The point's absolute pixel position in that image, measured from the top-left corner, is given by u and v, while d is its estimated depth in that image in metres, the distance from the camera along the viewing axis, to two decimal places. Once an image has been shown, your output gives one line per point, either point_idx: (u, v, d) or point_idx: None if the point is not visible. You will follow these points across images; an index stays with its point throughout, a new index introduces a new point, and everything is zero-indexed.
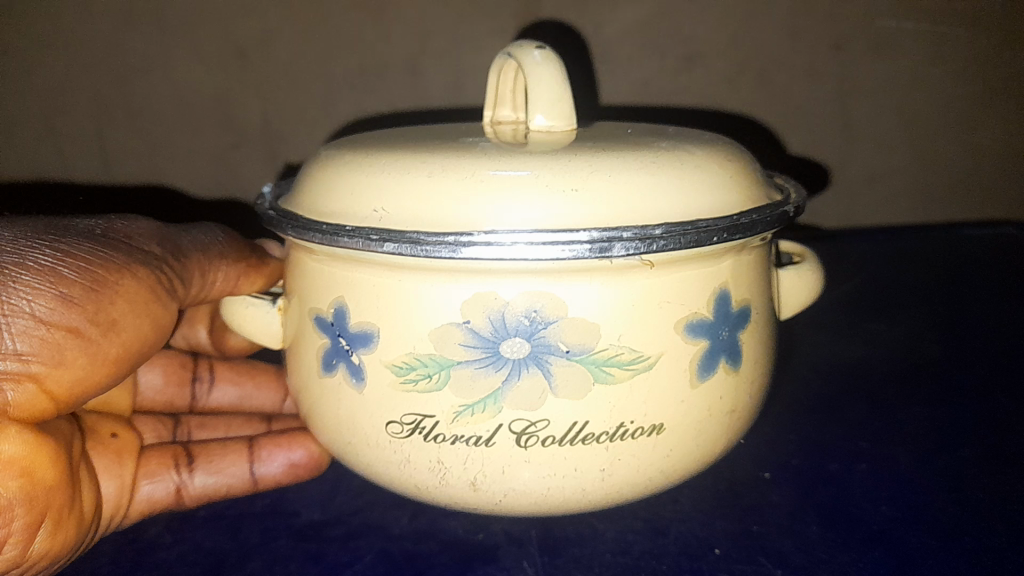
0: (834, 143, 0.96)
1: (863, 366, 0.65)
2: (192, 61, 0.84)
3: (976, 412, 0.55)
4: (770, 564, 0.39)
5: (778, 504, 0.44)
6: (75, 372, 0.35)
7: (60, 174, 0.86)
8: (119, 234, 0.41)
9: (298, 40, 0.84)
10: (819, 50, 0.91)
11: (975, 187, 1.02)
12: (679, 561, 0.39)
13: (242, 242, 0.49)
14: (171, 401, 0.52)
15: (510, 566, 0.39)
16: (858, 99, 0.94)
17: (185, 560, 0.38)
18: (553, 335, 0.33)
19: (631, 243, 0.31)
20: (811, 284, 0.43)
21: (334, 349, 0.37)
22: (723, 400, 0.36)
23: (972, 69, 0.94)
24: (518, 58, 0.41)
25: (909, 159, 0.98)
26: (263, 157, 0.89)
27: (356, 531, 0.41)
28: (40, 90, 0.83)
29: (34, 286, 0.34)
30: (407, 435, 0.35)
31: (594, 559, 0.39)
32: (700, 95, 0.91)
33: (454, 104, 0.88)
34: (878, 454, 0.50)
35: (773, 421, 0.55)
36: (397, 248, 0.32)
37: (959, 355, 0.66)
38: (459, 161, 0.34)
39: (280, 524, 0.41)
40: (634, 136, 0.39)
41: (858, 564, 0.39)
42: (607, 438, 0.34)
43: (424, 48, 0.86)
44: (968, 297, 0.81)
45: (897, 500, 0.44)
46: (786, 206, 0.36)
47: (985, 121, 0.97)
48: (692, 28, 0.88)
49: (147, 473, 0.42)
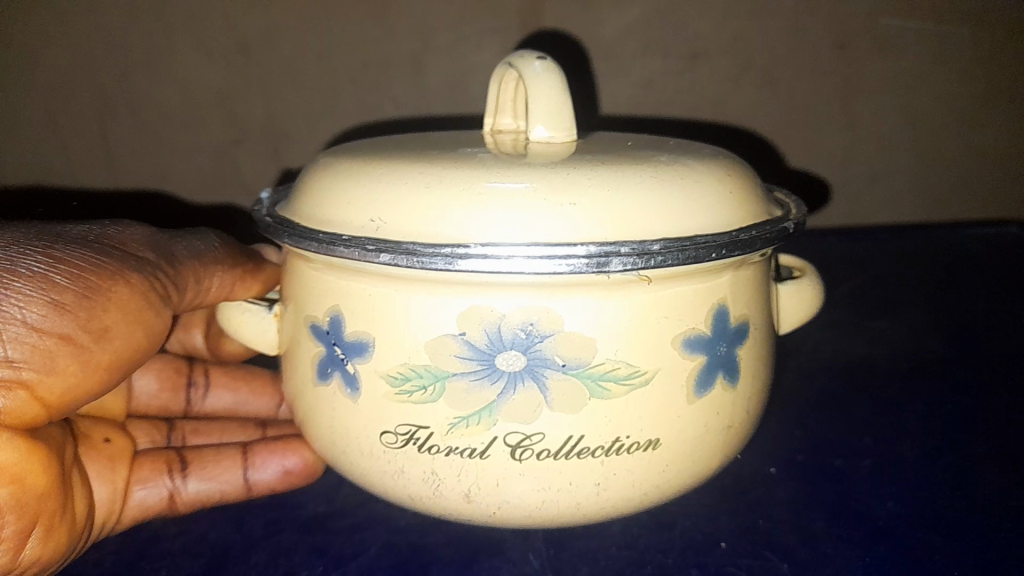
0: (841, 143, 0.96)
1: (868, 364, 0.65)
2: (195, 53, 0.83)
3: (981, 409, 0.55)
4: (776, 559, 0.39)
5: (783, 500, 0.44)
6: (68, 380, 0.36)
7: (66, 171, 0.86)
8: (113, 240, 0.41)
9: (301, 31, 0.84)
10: (822, 50, 0.90)
11: (985, 184, 1.01)
12: (686, 554, 0.39)
13: (237, 250, 0.49)
14: (165, 406, 0.52)
15: (516, 558, 0.39)
16: (866, 98, 0.93)
17: (189, 549, 0.39)
18: (548, 350, 0.33)
19: (629, 258, 0.31)
20: (810, 300, 0.43)
21: (329, 358, 0.37)
22: (719, 416, 0.36)
23: (980, 66, 0.93)
24: (519, 68, 0.41)
25: (916, 157, 0.98)
26: (267, 149, 0.89)
27: (361, 523, 0.42)
28: (41, 88, 0.83)
29: (26, 293, 0.34)
30: (402, 446, 0.35)
31: (599, 552, 0.40)
32: (707, 94, 0.91)
33: (460, 96, 0.88)
34: (882, 451, 0.50)
35: (778, 419, 0.55)
36: (393, 258, 0.32)
37: (964, 354, 0.66)
38: (457, 173, 0.34)
39: (285, 516, 0.42)
40: (634, 149, 0.38)
41: (862, 560, 0.39)
42: (602, 453, 0.34)
43: (429, 39, 0.85)
44: (978, 295, 0.81)
45: (903, 496, 0.44)
46: (786, 222, 0.36)
47: (993, 119, 0.96)
48: (694, 28, 0.87)
49: (139, 478, 0.42)
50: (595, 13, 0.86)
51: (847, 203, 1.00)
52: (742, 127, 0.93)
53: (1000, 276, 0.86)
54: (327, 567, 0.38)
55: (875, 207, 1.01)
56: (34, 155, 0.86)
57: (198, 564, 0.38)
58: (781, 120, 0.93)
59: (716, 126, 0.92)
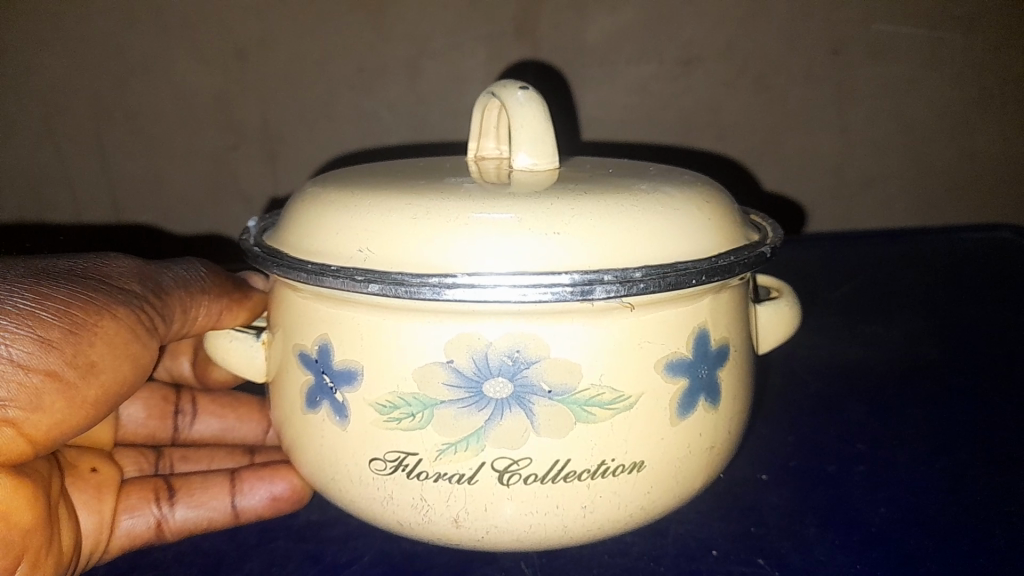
0: (827, 151, 0.98)
1: (860, 368, 0.67)
2: (187, 66, 0.84)
3: (972, 413, 0.57)
4: (769, 565, 0.40)
5: (776, 505, 0.45)
6: (53, 416, 0.36)
7: (58, 175, 0.87)
8: (100, 274, 0.41)
9: (294, 41, 0.85)
10: (817, 53, 0.92)
11: (969, 191, 1.03)
12: (678, 561, 0.40)
13: (224, 278, 0.49)
14: (153, 433, 0.52)
15: (509, 566, 0.40)
16: (854, 105, 0.96)
17: (184, 560, 0.41)
18: (535, 376, 0.33)
19: (612, 285, 0.32)
20: (788, 319, 0.44)
21: (318, 386, 0.37)
22: (702, 436, 0.37)
23: (968, 73, 0.96)
24: (501, 97, 0.42)
25: (904, 163, 1.00)
26: (261, 161, 0.89)
27: (354, 532, 0.43)
28: (36, 93, 0.83)
29: (12, 330, 0.35)
30: (391, 472, 0.35)
31: (592, 559, 0.41)
32: (697, 102, 0.92)
33: (454, 109, 0.89)
34: (876, 456, 0.51)
35: (768, 423, 0.57)
36: (381, 288, 0.32)
37: (958, 358, 0.68)
38: (443, 204, 0.35)
39: (279, 525, 0.43)
40: (616, 176, 0.39)
41: (857, 565, 0.39)
42: (589, 476, 0.35)
43: (421, 50, 0.87)
44: (964, 300, 0.82)
45: (894, 501, 0.45)
46: (764, 247, 0.37)
47: (979, 126, 0.99)
48: (688, 31, 0.89)
49: (127, 507, 0.42)
50: (583, 24, 0.87)
51: (832, 213, 1.02)
52: (727, 138, 0.95)
53: (994, 278, 0.88)
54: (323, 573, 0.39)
55: (863, 214, 1.03)
56: (25, 165, 0.86)
57: (193, 569, 0.40)
58: (771, 128, 0.95)
59: (701, 138, 0.94)
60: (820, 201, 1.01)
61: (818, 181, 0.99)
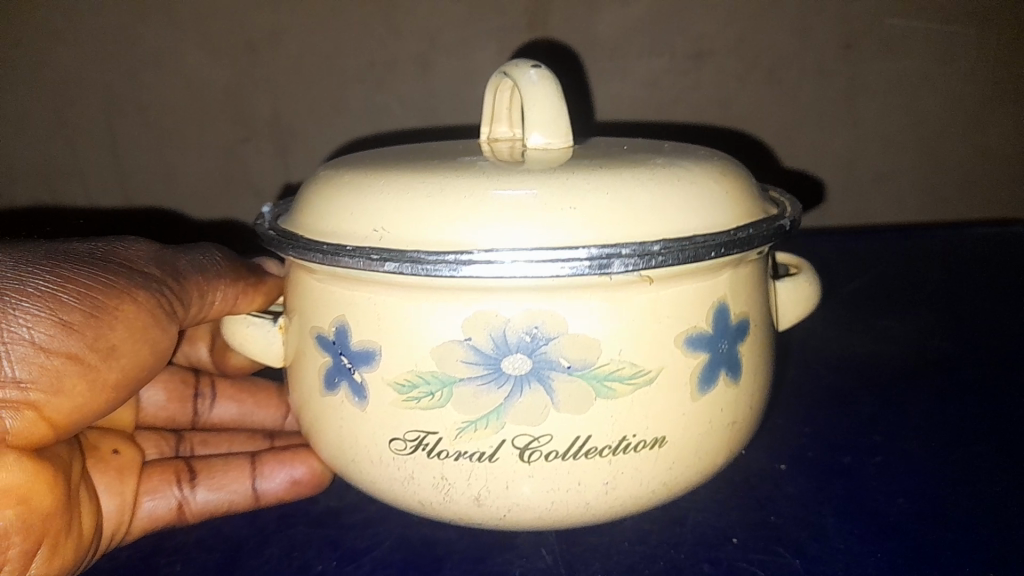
0: (841, 143, 0.97)
1: (874, 363, 0.65)
2: (206, 69, 0.85)
3: (988, 408, 0.55)
4: (788, 554, 0.39)
5: (793, 496, 0.45)
6: (75, 400, 0.36)
7: (77, 171, 0.88)
8: (120, 257, 0.41)
9: (302, 49, 0.86)
10: (829, 49, 0.91)
11: (986, 185, 1.00)
12: (697, 549, 0.40)
13: (240, 263, 0.49)
14: (173, 417, 0.52)
15: (529, 552, 0.40)
16: (867, 98, 0.95)
17: (204, 545, 0.41)
18: (554, 351, 0.33)
19: (631, 259, 0.31)
20: (807, 296, 0.43)
21: (336, 367, 0.37)
22: (724, 413, 0.37)
23: (983, 65, 0.94)
24: (514, 76, 0.42)
25: (918, 158, 0.98)
26: (273, 162, 0.90)
27: (373, 518, 0.43)
28: (57, 91, 0.84)
29: (33, 313, 0.35)
30: (410, 452, 0.35)
31: (612, 547, 0.40)
32: (708, 91, 0.92)
33: (461, 114, 0.90)
34: (891, 448, 0.50)
35: (784, 417, 0.56)
36: (398, 267, 0.32)
37: (971, 352, 0.66)
38: (458, 182, 0.35)
39: (300, 510, 0.43)
40: (632, 153, 0.39)
41: (875, 555, 0.39)
42: (610, 452, 0.34)
43: (432, 53, 0.87)
44: (972, 296, 0.81)
45: (911, 492, 0.44)
46: (782, 220, 0.37)
47: (993, 119, 0.97)
48: (701, 24, 0.89)
49: (148, 489, 0.42)
50: (596, 17, 0.87)
51: (852, 207, 1.00)
52: (742, 126, 0.94)
53: (1005, 271, 0.86)
54: (341, 559, 0.39)
55: (878, 208, 1.01)
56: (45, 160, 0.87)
57: (213, 557, 0.40)
58: (783, 118, 0.94)
59: (714, 126, 0.93)
60: (834, 193, 0.99)
61: (832, 173, 0.98)
